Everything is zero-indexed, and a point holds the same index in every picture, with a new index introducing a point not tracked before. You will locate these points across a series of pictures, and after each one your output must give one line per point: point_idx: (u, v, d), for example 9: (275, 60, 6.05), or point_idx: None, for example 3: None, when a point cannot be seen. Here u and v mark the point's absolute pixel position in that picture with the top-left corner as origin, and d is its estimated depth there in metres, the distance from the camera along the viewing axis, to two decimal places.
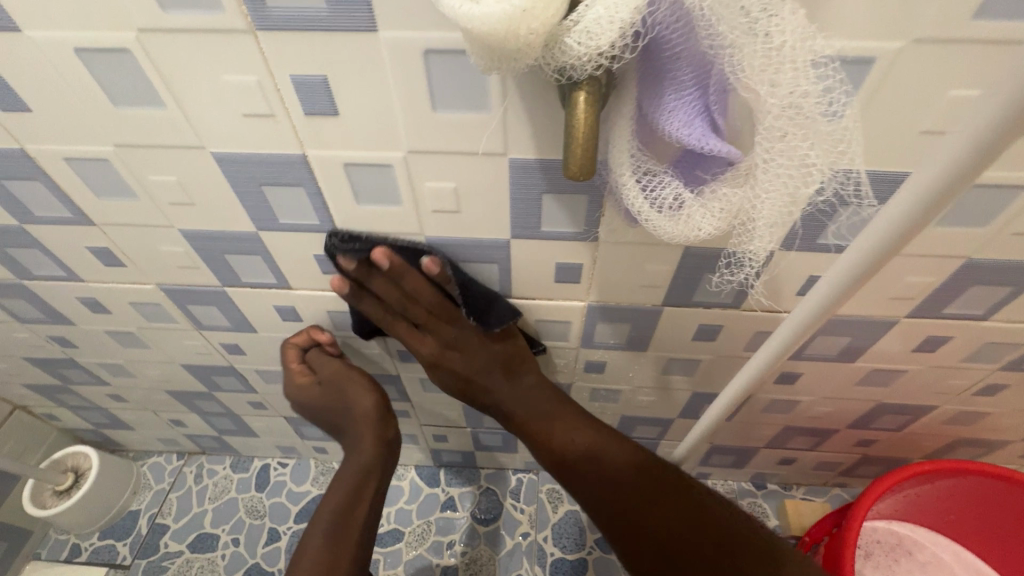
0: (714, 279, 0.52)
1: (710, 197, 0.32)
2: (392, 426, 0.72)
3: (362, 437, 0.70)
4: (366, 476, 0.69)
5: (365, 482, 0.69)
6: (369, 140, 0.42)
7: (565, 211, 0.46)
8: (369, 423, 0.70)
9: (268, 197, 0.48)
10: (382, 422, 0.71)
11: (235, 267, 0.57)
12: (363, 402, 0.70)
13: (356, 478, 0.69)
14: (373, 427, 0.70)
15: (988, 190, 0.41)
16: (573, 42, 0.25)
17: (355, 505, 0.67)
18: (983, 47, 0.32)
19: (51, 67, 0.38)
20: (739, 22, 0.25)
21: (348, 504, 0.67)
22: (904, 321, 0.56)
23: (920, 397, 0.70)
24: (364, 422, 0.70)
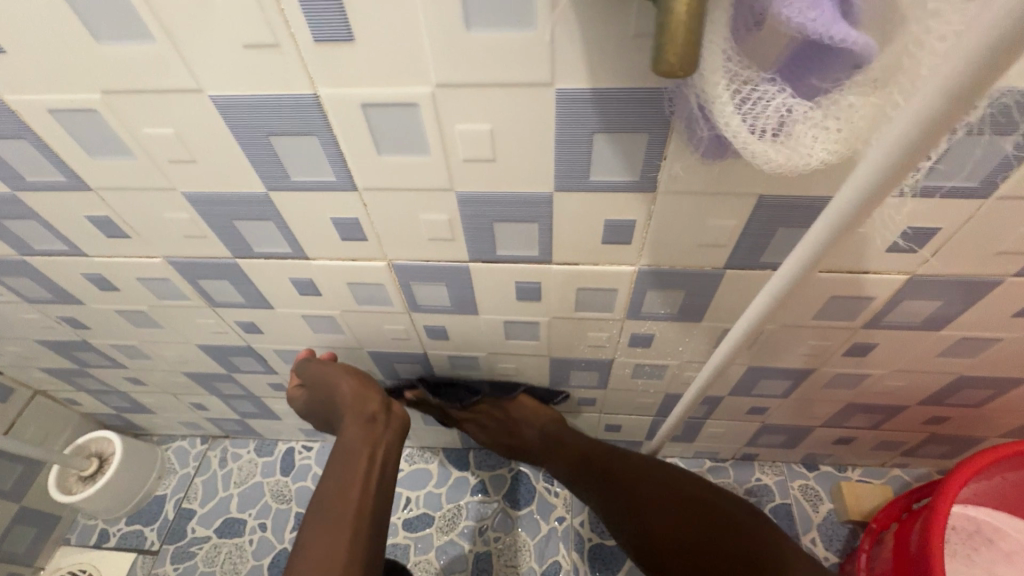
0: None
1: (830, 110, 0.26)
2: (373, 399, 0.66)
3: (343, 421, 0.65)
4: (360, 457, 0.62)
5: (359, 467, 0.62)
6: (390, 73, 0.35)
7: (619, 155, 0.40)
8: (356, 402, 0.65)
9: (277, 149, 0.42)
10: (362, 396, 0.65)
11: (246, 235, 0.52)
12: (339, 382, 0.65)
13: (350, 464, 0.62)
14: (356, 405, 0.65)
15: None
16: None
17: (351, 493, 0.60)
18: None
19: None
20: None
21: (347, 493, 0.60)
22: (1009, 281, 0.48)
23: (1009, 369, 0.62)
24: (348, 401, 0.65)
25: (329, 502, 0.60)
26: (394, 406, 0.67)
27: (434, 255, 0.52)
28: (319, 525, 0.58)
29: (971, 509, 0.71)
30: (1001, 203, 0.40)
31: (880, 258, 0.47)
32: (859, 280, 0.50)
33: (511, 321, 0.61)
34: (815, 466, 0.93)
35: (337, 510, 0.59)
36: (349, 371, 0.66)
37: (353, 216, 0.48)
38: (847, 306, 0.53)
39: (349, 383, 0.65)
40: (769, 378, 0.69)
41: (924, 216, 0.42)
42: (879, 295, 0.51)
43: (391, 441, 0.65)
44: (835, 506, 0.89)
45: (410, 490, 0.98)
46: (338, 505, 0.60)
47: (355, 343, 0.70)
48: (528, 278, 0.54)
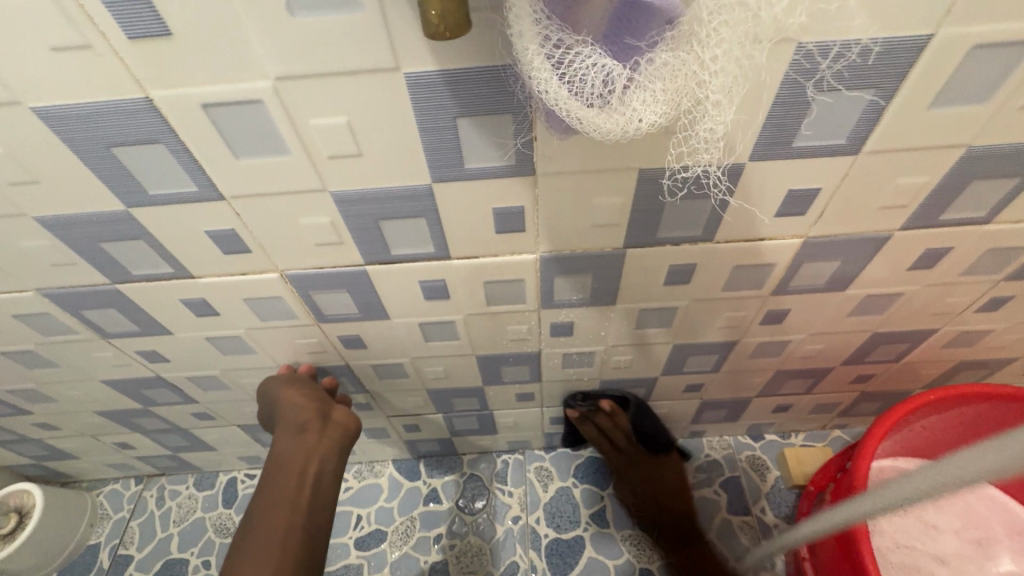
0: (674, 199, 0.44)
1: (649, 70, 0.25)
2: (307, 407, 0.61)
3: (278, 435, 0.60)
4: (291, 472, 0.57)
5: (288, 482, 0.56)
6: (223, 67, 0.33)
7: (487, 139, 0.38)
8: (290, 412, 0.60)
9: (124, 161, 0.39)
10: (300, 405, 0.60)
11: (119, 258, 0.48)
12: (278, 394, 0.62)
13: (279, 480, 0.56)
14: (287, 415, 0.60)
15: (987, 52, 0.34)
16: None
17: (280, 514, 0.54)
18: None
19: None
20: None
21: (275, 515, 0.54)
22: (897, 235, 0.49)
23: (917, 321, 0.64)
24: (285, 410, 0.61)
25: (253, 530, 0.53)
26: (333, 414, 0.62)
27: (326, 260, 0.49)
28: (242, 555, 0.51)
29: (902, 462, 0.73)
30: (870, 156, 0.41)
31: (771, 223, 0.47)
32: (757, 247, 0.50)
33: (427, 322, 0.59)
34: (761, 436, 0.94)
35: (261, 533, 0.53)
36: (290, 382, 0.63)
37: (228, 227, 0.45)
38: (753, 275, 0.54)
39: (290, 393, 0.62)
40: (697, 354, 0.69)
41: (802, 176, 0.42)
42: (779, 261, 0.52)
43: (327, 449, 0.59)
44: (781, 473, 0.90)
45: (360, 507, 0.95)
46: (260, 532, 0.53)
47: (271, 361, 0.66)
48: (431, 277, 0.52)
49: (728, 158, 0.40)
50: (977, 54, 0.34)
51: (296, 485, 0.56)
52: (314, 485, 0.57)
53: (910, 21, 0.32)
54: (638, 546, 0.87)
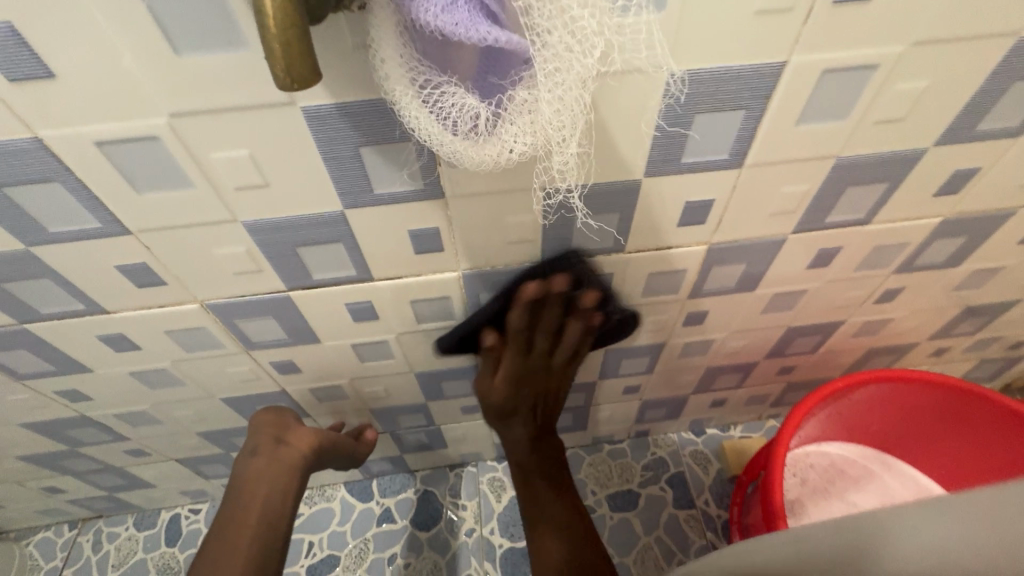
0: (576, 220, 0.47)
1: (513, 106, 0.27)
2: (265, 430, 0.63)
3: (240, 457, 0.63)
4: (240, 494, 0.60)
5: (239, 501, 0.60)
6: (112, 106, 0.33)
7: (391, 164, 0.39)
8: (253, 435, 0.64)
9: (18, 200, 0.38)
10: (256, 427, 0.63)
11: (24, 297, 0.47)
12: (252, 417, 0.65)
13: (231, 500, 0.60)
14: (247, 439, 0.63)
15: (836, 74, 0.38)
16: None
17: (230, 531, 0.58)
18: None
19: None
20: None
21: (227, 529, 0.58)
22: (792, 237, 0.53)
23: (825, 314, 0.69)
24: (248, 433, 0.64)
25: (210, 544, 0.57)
26: (290, 437, 0.63)
27: (247, 288, 0.49)
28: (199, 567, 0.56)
29: (826, 446, 0.77)
30: (754, 168, 0.44)
31: (676, 233, 0.50)
32: (667, 255, 0.53)
33: (360, 343, 0.60)
34: (703, 431, 0.98)
35: (209, 550, 0.57)
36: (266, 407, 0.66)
37: (139, 260, 0.45)
38: (667, 281, 0.57)
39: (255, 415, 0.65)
40: (630, 357, 0.72)
41: (695, 189, 0.45)
42: (690, 267, 0.55)
43: (275, 471, 0.62)
44: (722, 465, 0.95)
45: (312, 533, 0.93)
46: (209, 548, 0.57)
47: (202, 391, 0.65)
48: (356, 298, 0.53)
49: (595, 176, 0.42)
50: (827, 77, 0.38)
51: (245, 503, 0.60)
52: (260, 504, 0.60)
53: (762, 49, 0.35)
54: None
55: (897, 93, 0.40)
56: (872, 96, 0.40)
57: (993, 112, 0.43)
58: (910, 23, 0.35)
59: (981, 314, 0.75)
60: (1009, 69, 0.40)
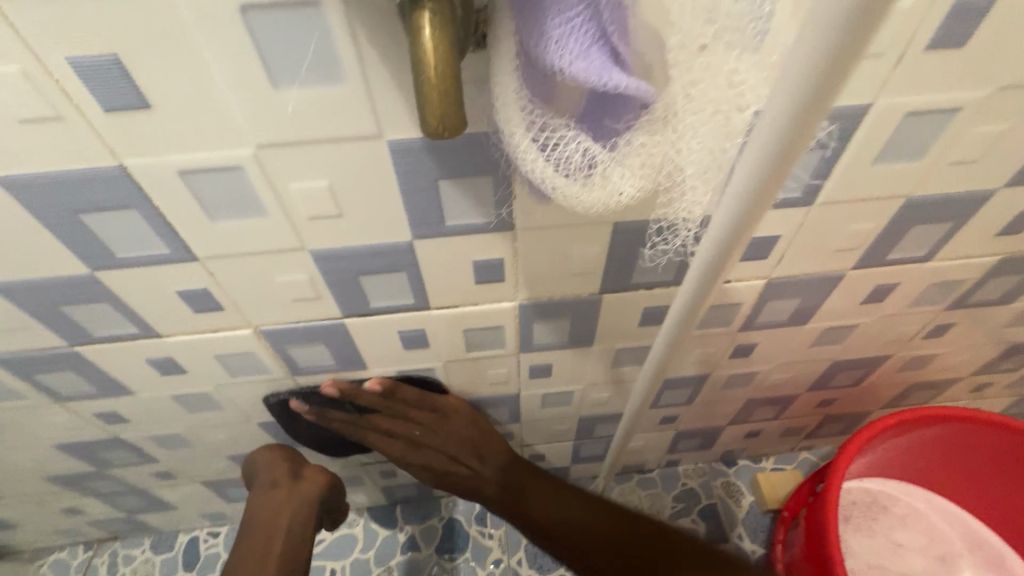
0: (645, 251, 0.46)
1: (627, 150, 0.26)
2: (281, 464, 0.61)
3: (257, 493, 0.61)
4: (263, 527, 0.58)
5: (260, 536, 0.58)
6: (201, 136, 0.33)
7: (466, 197, 0.39)
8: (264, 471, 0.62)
9: (92, 227, 0.38)
10: (269, 462, 0.61)
11: (78, 320, 0.46)
12: (258, 455, 0.63)
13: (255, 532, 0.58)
14: (259, 474, 0.61)
15: (920, 116, 0.38)
16: None
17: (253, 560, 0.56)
18: None
19: None
20: None
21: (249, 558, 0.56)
22: (850, 273, 0.53)
23: (873, 349, 0.68)
24: (260, 469, 0.62)
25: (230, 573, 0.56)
26: (305, 472, 0.62)
27: (302, 315, 0.49)
28: None
29: (868, 483, 0.75)
30: (824, 206, 0.44)
31: (737, 267, 0.50)
32: (725, 289, 0.52)
33: (403, 370, 0.58)
34: (734, 461, 0.96)
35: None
36: (272, 445, 0.64)
37: (200, 285, 0.44)
38: (721, 313, 0.56)
39: (263, 452, 0.63)
40: (672, 388, 0.70)
41: (764, 225, 0.45)
42: (746, 300, 0.54)
43: (295, 505, 0.60)
44: (755, 499, 0.92)
45: (335, 561, 0.91)
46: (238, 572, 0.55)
47: (241, 415, 0.64)
48: (409, 326, 0.52)
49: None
50: (909, 120, 0.38)
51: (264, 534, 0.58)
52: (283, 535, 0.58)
53: (852, 91, 0.35)
54: None
55: (976, 134, 0.40)
56: (952, 136, 0.39)
57: None
58: (999, 69, 0.35)
59: None
60: None
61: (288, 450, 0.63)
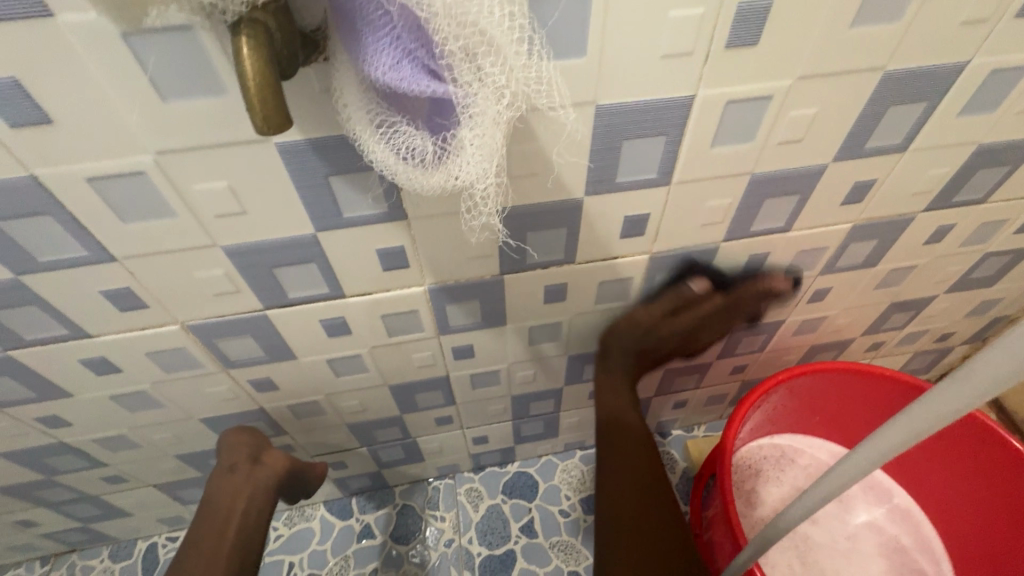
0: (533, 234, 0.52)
1: (454, 144, 0.31)
2: (242, 449, 0.66)
3: (222, 473, 0.65)
4: (221, 511, 0.64)
5: (219, 515, 0.64)
6: (103, 145, 0.37)
7: (358, 191, 0.44)
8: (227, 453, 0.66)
9: (12, 234, 0.41)
10: (230, 445, 0.66)
11: (9, 324, 0.49)
12: (227, 434, 0.67)
13: (215, 510, 0.64)
14: (221, 456, 0.66)
15: (740, 103, 0.44)
16: None
17: (216, 534, 0.63)
18: None
19: None
20: None
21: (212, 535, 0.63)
22: (724, 244, 0.60)
23: (765, 315, 0.75)
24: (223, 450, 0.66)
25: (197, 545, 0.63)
26: (263, 457, 0.67)
27: (226, 308, 0.53)
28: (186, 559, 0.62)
29: (778, 438, 0.83)
30: (681, 185, 0.51)
31: (621, 244, 0.56)
32: (614, 264, 0.59)
33: (333, 357, 0.63)
34: (668, 432, 1.03)
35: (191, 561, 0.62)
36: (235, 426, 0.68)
37: (122, 285, 0.48)
38: (619, 287, 0.62)
39: (227, 433, 0.67)
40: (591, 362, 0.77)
41: (634, 205, 0.52)
42: (636, 274, 0.61)
43: (252, 489, 0.65)
44: (687, 465, 1.00)
45: (292, 554, 0.94)
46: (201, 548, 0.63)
47: (183, 412, 0.67)
48: (330, 314, 0.56)
49: (549, 196, 0.48)
50: (731, 107, 0.44)
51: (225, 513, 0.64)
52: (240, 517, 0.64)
53: (672, 84, 0.41)
54: (565, 552, 0.92)
55: (794, 118, 0.47)
56: (774, 119, 0.46)
57: (876, 133, 0.50)
58: (796, 60, 0.42)
59: (906, 309, 0.82)
60: (884, 97, 0.47)
61: (248, 436, 0.66)
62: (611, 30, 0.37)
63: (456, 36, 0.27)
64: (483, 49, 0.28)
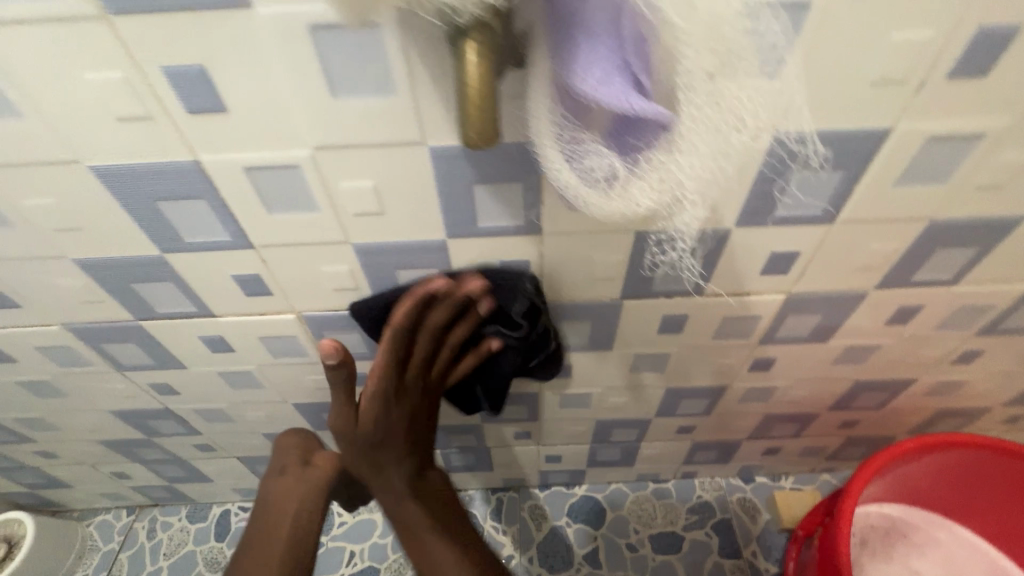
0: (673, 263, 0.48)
1: (650, 167, 0.28)
2: (293, 447, 0.59)
3: (270, 478, 0.57)
4: (268, 515, 0.54)
5: (267, 524, 0.54)
6: (268, 136, 0.37)
7: (499, 202, 0.42)
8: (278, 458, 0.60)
9: (166, 214, 0.42)
10: (281, 447, 0.60)
11: (146, 297, 0.51)
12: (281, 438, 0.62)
13: (260, 518, 0.55)
14: (273, 461, 0.60)
15: (944, 141, 0.39)
16: None
17: (260, 542, 0.53)
18: None
19: None
20: None
21: (257, 549, 0.52)
22: (873, 293, 0.53)
23: (896, 372, 0.67)
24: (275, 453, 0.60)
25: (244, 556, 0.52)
26: (315, 459, 0.59)
27: (343, 304, 0.53)
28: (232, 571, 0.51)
29: (888, 508, 0.75)
30: (844, 224, 0.45)
31: (759, 280, 0.51)
32: (744, 301, 0.54)
33: None
34: (751, 478, 0.96)
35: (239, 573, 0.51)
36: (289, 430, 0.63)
37: (253, 271, 0.48)
38: (742, 325, 0.57)
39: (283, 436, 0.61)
40: (689, 397, 0.72)
41: (787, 242, 0.47)
42: (765, 314, 0.56)
43: (303, 491, 0.56)
44: (770, 517, 0.92)
45: (354, 543, 0.95)
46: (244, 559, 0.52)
47: (279, 395, 0.69)
48: None
49: None
50: (931, 145, 0.39)
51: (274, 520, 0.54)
52: (289, 526, 0.54)
53: (871, 116, 0.37)
54: None
55: (1001, 162, 0.40)
56: (975, 162, 0.40)
57: None
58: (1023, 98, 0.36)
59: None
60: None
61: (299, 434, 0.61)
62: (822, 48, 0.32)
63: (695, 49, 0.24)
64: (717, 69, 0.25)
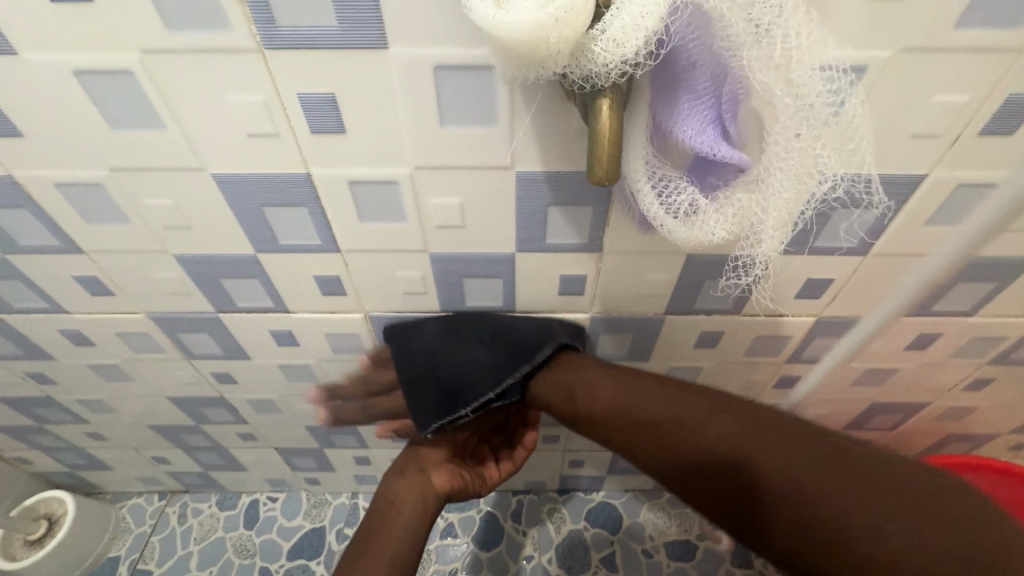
0: (717, 283, 0.52)
1: (727, 204, 0.33)
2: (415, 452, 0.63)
3: (394, 479, 0.59)
4: (385, 510, 0.55)
5: (391, 518, 0.54)
6: (376, 156, 0.42)
7: (570, 222, 0.47)
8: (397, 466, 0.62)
9: (268, 218, 0.47)
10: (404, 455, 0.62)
11: (230, 291, 0.56)
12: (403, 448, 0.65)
13: (380, 510, 0.56)
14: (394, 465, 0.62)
15: (972, 189, 0.43)
16: (599, 49, 0.26)
17: (377, 534, 0.52)
18: (956, 57, 0.35)
19: (55, 100, 0.38)
20: (763, 50, 0.27)
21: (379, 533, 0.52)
22: (896, 320, 0.58)
23: (911, 395, 0.72)
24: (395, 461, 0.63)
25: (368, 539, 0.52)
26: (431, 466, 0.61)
27: (409, 307, 0.57)
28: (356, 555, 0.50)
29: None
30: (875, 257, 0.50)
31: (793, 303, 0.56)
32: (777, 321, 0.58)
33: None
34: None
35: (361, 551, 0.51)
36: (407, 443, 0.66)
37: (334, 273, 0.53)
38: (773, 344, 0.62)
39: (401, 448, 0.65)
40: None
41: (824, 270, 0.51)
42: (795, 334, 0.60)
43: (423, 492, 0.58)
44: None
45: None
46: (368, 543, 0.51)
47: (329, 390, 0.73)
48: None
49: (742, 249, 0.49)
50: (960, 191, 0.44)
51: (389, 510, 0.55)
52: (407, 518, 0.54)
53: (909, 163, 0.41)
54: None
55: (1021, 209, 0.45)
56: (998, 208, 0.45)
57: None
58: None
59: None
60: None
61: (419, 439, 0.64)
62: (873, 105, 0.37)
63: (783, 109, 0.29)
64: (802, 129, 0.29)
